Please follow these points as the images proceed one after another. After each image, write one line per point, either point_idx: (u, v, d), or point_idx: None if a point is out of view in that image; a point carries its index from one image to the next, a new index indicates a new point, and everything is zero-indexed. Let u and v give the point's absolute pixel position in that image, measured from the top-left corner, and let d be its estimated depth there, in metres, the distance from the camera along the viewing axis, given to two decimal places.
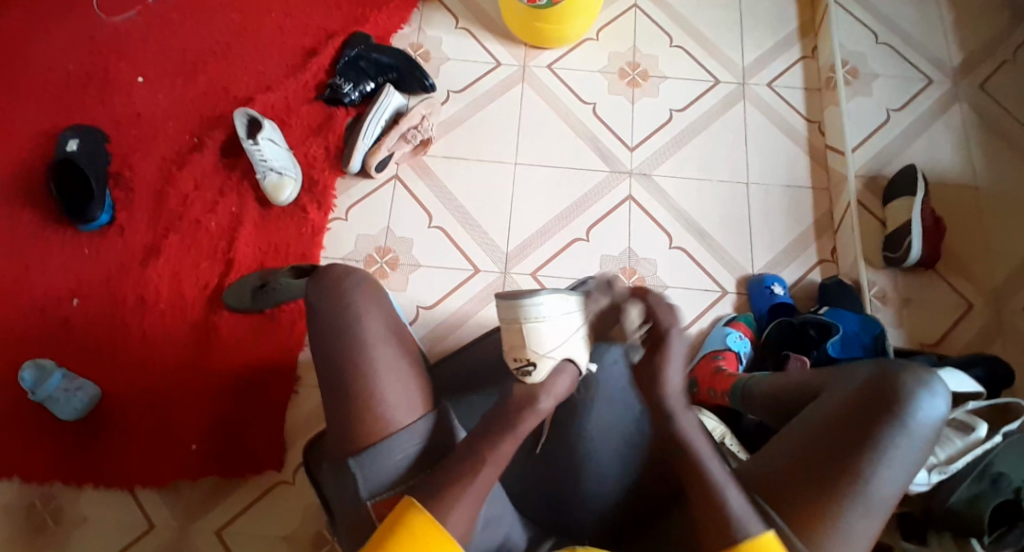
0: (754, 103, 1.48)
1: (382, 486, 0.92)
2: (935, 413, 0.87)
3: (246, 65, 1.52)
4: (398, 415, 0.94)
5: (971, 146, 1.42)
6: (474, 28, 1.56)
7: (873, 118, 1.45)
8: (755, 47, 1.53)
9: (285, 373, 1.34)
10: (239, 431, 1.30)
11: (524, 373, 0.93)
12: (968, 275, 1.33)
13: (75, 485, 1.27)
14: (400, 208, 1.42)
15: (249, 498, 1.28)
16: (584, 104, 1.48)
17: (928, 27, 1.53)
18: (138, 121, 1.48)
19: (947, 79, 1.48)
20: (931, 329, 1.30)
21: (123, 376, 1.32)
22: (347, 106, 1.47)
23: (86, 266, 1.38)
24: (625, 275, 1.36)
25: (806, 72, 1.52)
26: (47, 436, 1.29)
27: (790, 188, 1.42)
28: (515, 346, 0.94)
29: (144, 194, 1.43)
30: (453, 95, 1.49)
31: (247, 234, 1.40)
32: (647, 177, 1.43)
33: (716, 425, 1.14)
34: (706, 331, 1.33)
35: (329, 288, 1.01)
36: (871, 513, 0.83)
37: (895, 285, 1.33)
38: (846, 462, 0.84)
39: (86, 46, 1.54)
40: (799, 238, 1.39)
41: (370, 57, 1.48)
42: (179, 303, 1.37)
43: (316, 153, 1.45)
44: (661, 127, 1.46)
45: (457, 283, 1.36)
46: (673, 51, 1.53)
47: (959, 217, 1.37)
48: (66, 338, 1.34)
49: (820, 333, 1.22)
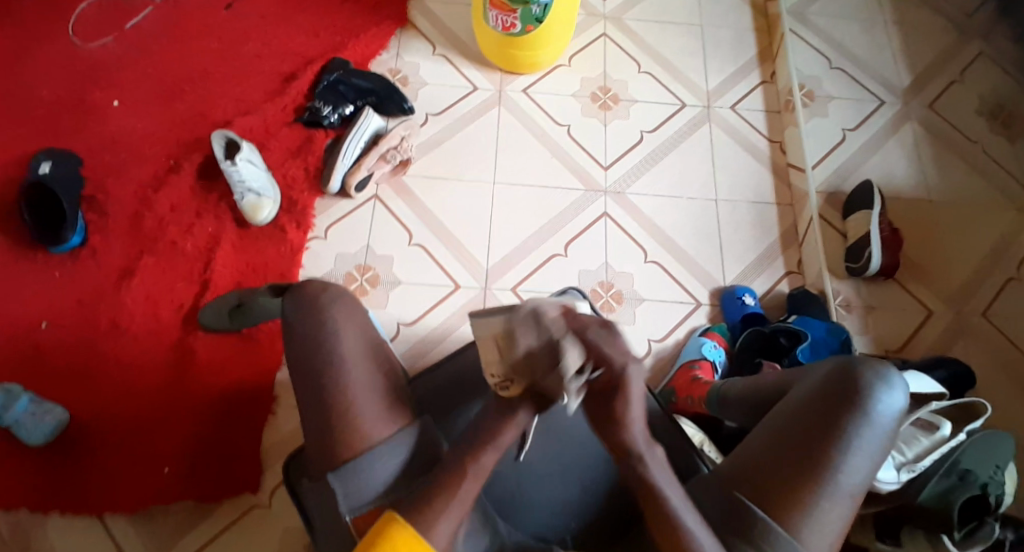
0: (719, 125, 1.56)
1: (363, 502, 0.90)
2: (895, 405, 0.91)
3: (225, 89, 1.54)
4: (376, 428, 0.92)
5: (922, 161, 1.51)
6: (451, 55, 1.61)
7: (830, 138, 1.53)
8: (718, 73, 1.62)
9: (263, 393, 1.32)
10: (213, 455, 1.27)
11: (503, 388, 0.90)
12: (926, 283, 1.40)
13: (39, 515, 1.22)
14: (379, 227, 1.43)
15: (222, 525, 1.24)
16: (559, 126, 1.54)
17: (878, 54, 1.64)
18: (113, 143, 1.48)
19: (898, 100, 1.58)
20: (895, 335, 1.36)
21: (92, 401, 1.28)
22: (326, 128, 1.50)
23: (57, 289, 1.36)
24: (603, 289, 1.40)
25: (766, 95, 1.60)
26: (11, 465, 1.24)
27: (756, 205, 1.49)
28: (490, 363, 0.90)
29: (118, 217, 1.42)
30: (432, 117, 1.53)
31: (224, 255, 1.39)
32: (621, 195, 1.48)
33: (696, 432, 1.16)
34: (683, 342, 1.36)
35: (307, 302, 1.01)
36: (839, 502, 0.87)
37: (859, 294, 1.40)
38: (814, 452, 0.88)
39: (60, 71, 1.54)
40: (767, 251, 1.45)
41: (349, 81, 1.51)
42: (154, 325, 1.35)
43: (295, 175, 1.46)
44: (633, 148, 1.52)
45: (438, 300, 1.38)
46: (642, 76, 1.60)
47: (914, 229, 1.45)
48: (34, 362, 1.30)
49: (790, 341, 1.26)
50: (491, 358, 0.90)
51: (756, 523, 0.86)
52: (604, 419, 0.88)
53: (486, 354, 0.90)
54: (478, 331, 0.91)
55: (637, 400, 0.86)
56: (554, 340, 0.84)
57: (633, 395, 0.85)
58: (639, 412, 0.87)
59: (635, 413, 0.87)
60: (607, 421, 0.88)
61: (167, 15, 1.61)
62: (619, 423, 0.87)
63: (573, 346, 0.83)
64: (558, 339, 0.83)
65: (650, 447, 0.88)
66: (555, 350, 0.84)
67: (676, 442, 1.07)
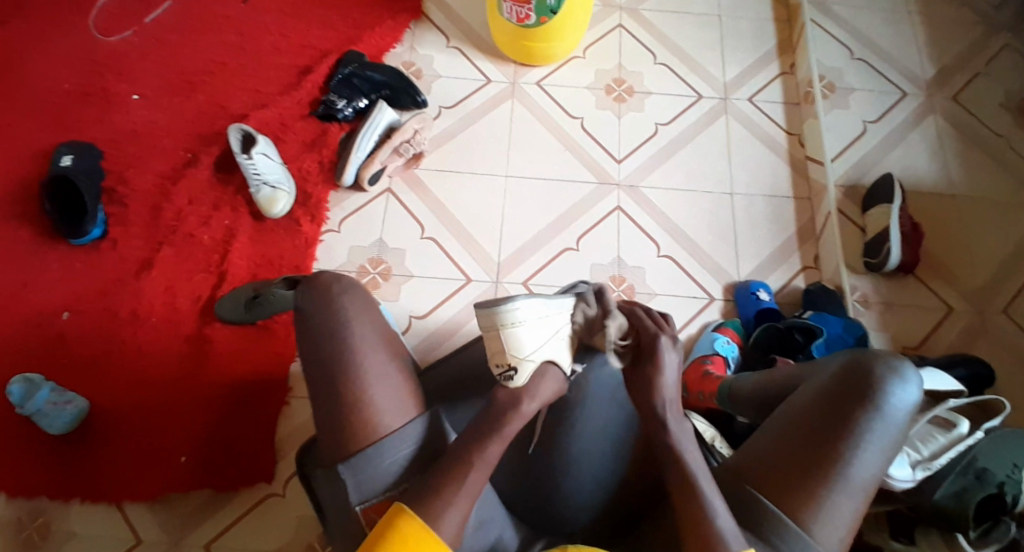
0: (736, 117, 1.53)
1: (374, 492, 0.92)
2: (908, 398, 0.89)
3: (241, 82, 1.55)
4: (388, 418, 0.93)
5: (946, 155, 1.47)
6: (464, 47, 1.60)
7: (851, 130, 1.50)
8: (736, 64, 1.59)
9: (278, 384, 1.34)
10: (229, 443, 1.29)
11: (507, 378, 0.93)
12: (947, 279, 1.37)
13: (63, 500, 1.26)
14: (392, 220, 1.44)
15: (239, 512, 1.27)
16: (572, 119, 1.53)
17: (901, 44, 1.60)
18: (133, 137, 1.50)
19: (921, 92, 1.54)
20: (913, 332, 1.33)
21: (113, 389, 1.31)
22: (341, 121, 1.51)
23: (79, 279, 1.39)
24: (615, 283, 1.39)
25: (785, 87, 1.57)
26: (35, 451, 1.27)
27: (773, 199, 1.46)
28: (495, 353, 0.95)
29: (137, 209, 1.44)
30: (445, 110, 1.53)
31: (240, 247, 1.41)
32: (635, 189, 1.46)
33: (707, 428, 1.14)
34: (696, 337, 1.35)
35: (318, 291, 1.01)
36: (852, 496, 0.85)
37: (877, 289, 1.37)
38: (826, 446, 0.87)
39: (82, 65, 1.56)
40: (783, 246, 1.42)
41: (363, 74, 1.52)
42: (172, 316, 1.37)
43: (309, 167, 1.47)
44: (648, 141, 1.51)
45: (449, 293, 1.38)
46: (658, 68, 1.58)
47: (936, 224, 1.41)
48: (57, 351, 1.33)
49: (806, 337, 1.24)
50: (496, 348, 0.95)
51: (767, 518, 0.85)
52: (642, 386, 0.93)
53: (490, 345, 0.95)
54: (484, 322, 0.94)
55: (670, 368, 0.93)
56: (603, 313, 0.96)
57: (668, 358, 0.93)
58: (673, 381, 0.93)
59: (669, 380, 0.93)
60: (641, 387, 0.94)
61: (185, 9, 1.63)
62: (653, 386, 0.92)
63: (618, 316, 0.96)
64: (608, 310, 0.96)
65: (679, 420, 0.92)
66: (602, 320, 0.96)
67: (684, 439, 1.05)
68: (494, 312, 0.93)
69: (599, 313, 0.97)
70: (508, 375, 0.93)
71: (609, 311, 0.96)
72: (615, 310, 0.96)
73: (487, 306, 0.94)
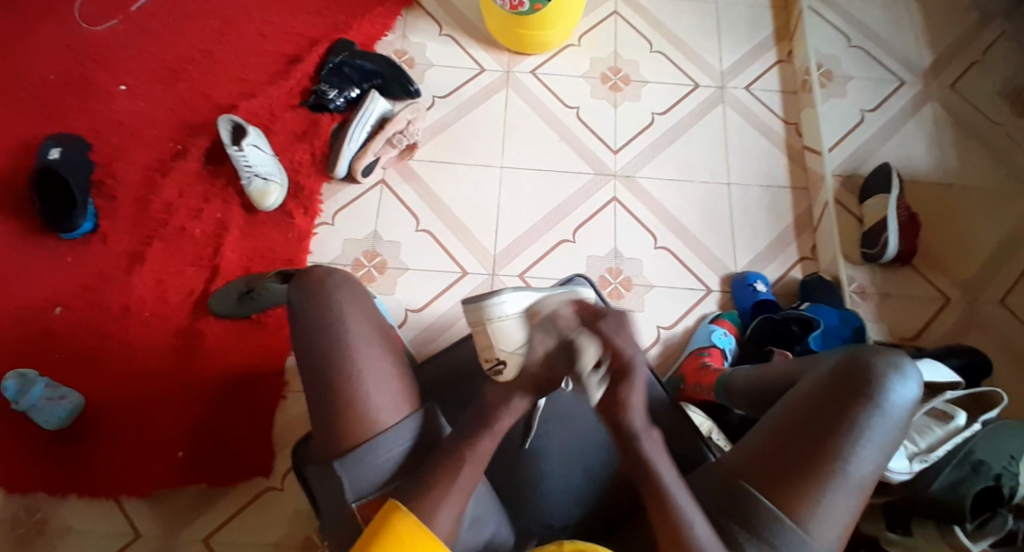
0: (733, 106, 1.52)
1: (369, 489, 0.90)
2: (907, 395, 0.89)
3: (230, 72, 1.52)
4: (382, 415, 0.92)
5: (943, 144, 1.47)
6: (457, 35, 1.58)
7: (848, 119, 1.49)
8: (732, 52, 1.57)
9: (273, 378, 1.33)
10: (224, 438, 1.28)
11: (497, 372, 0.94)
12: (944, 270, 1.37)
13: (57, 496, 1.25)
14: (387, 212, 1.42)
15: (235, 506, 1.26)
16: (568, 108, 1.51)
17: (899, 31, 1.58)
18: (121, 128, 1.48)
19: (919, 80, 1.53)
20: (910, 323, 1.33)
21: (106, 384, 1.30)
22: (332, 111, 1.48)
23: (69, 274, 1.37)
24: (611, 275, 1.38)
25: (782, 75, 1.56)
26: (28, 447, 1.26)
27: (770, 189, 1.45)
28: (484, 347, 0.95)
29: (127, 202, 1.42)
30: (439, 100, 1.51)
31: (231, 240, 1.39)
32: (631, 179, 1.45)
33: (704, 420, 1.15)
34: (692, 329, 1.35)
35: (311, 288, 0.99)
36: (849, 493, 0.86)
37: (874, 280, 1.37)
38: (824, 442, 0.86)
39: (67, 54, 1.53)
40: (779, 236, 1.42)
41: (354, 63, 1.49)
42: (164, 310, 1.36)
43: (301, 158, 1.45)
44: (643, 131, 1.49)
45: (444, 286, 1.37)
46: (654, 56, 1.56)
47: (933, 214, 1.41)
48: (49, 347, 1.32)
49: (803, 329, 1.23)
50: (485, 343, 0.95)
51: (764, 514, 0.85)
52: (608, 407, 0.89)
53: (479, 341, 0.95)
54: (471, 316, 0.95)
55: (640, 387, 0.88)
56: (566, 338, 0.87)
57: (637, 380, 0.87)
58: (641, 399, 0.89)
59: (637, 400, 0.89)
60: (610, 408, 0.89)
61: None
62: (622, 406, 0.88)
63: (588, 341, 0.85)
64: (573, 336, 0.86)
65: (648, 430, 0.88)
66: (569, 348, 0.86)
67: (681, 434, 1.05)
68: (478, 306, 0.94)
69: (562, 344, 0.87)
70: (498, 369, 0.94)
71: (572, 337, 0.86)
72: (581, 336, 0.85)
73: (474, 301, 0.95)
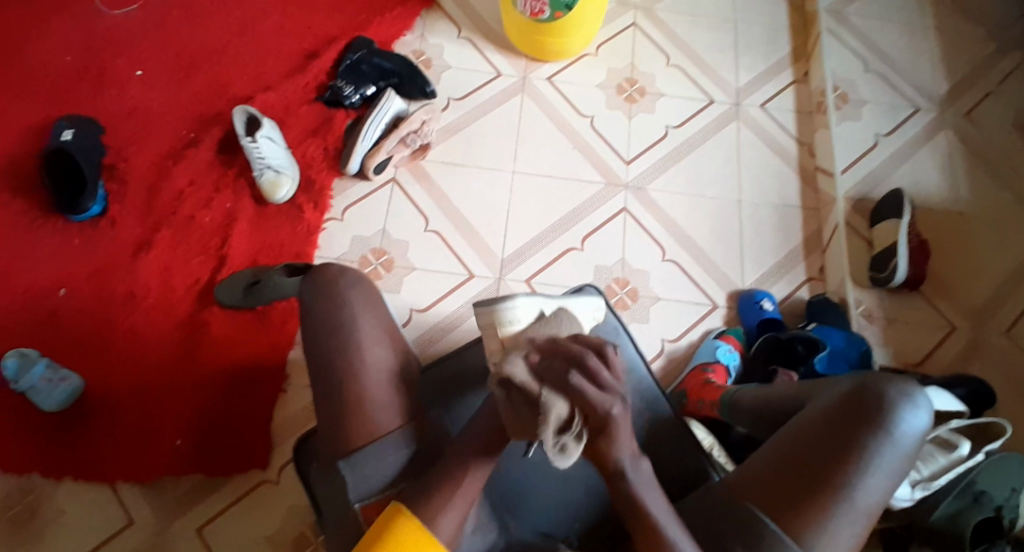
0: (747, 124, 1.52)
1: (371, 491, 0.90)
2: (918, 424, 0.89)
3: (247, 63, 1.53)
4: (390, 417, 0.92)
5: (955, 172, 1.47)
6: (476, 39, 1.58)
7: (862, 142, 1.49)
8: (748, 70, 1.58)
9: (274, 371, 1.33)
10: (222, 430, 1.28)
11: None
12: (951, 297, 1.37)
13: (51, 479, 1.24)
14: (397, 211, 1.42)
15: (230, 499, 1.25)
16: (582, 117, 1.51)
17: (915, 58, 1.58)
18: (136, 113, 1.48)
19: (933, 107, 1.54)
20: (915, 348, 1.33)
21: (106, 369, 1.30)
22: (348, 108, 1.49)
23: (76, 256, 1.37)
24: (618, 285, 1.38)
25: (797, 96, 1.56)
26: (25, 428, 1.26)
27: (781, 208, 1.45)
28: (494, 352, 0.95)
29: (137, 187, 1.42)
30: (454, 102, 1.51)
31: (240, 231, 1.39)
32: (642, 191, 1.45)
33: (706, 435, 1.14)
34: (697, 343, 1.35)
35: (325, 284, 0.99)
36: (855, 520, 0.85)
37: (881, 305, 1.37)
38: (832, 466, 0.86)
39: (85, 38, 1.54)
40: (788, 257, 1.42)
41: (372, 61, 1.50)
42: (169, 298, 1.35)
43: (314, 153, 1.45)
44: (656, 144, 1.49)
45: (450, 288, 1.37)
46: (670, 70, 1.57)
47: (943, 241, 1.41)
48: (51, 327, 1.31)
49: (807, 349, 1.23)
50: (495, 346, 0.95)
51: (768, 537, 0.85)
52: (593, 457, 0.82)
53: (488, 345, 0.95)
54: (483, 319, 0.96)
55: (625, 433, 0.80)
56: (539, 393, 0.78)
57: (620, 433, 0.79)
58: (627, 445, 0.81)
59: (622, 442, 0.81)
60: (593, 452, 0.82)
61: None
62: (604, 454, 0.81)
63: (556, 400, 0.76)
64: (541, 395, 0.77)
65: (634, 463, 0.83)
66: (540, 410, 0.77)
67: (684, 449, 1.05)
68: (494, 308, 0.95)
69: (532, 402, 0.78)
70: None
71: (543, 401, 0.77)
72: (550, 395, 0.76)
73: (486, 304, 0.96)
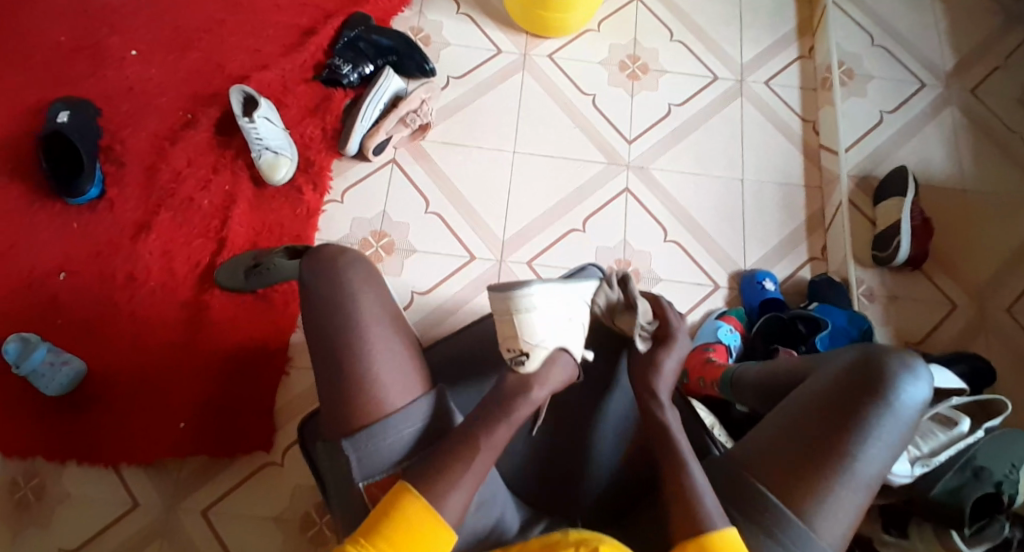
0: (751, 100, 1.50)
1: (379, 468, 0.90)
2: (918, 396, 0.89)
3: (242, 41, 1.50)
4: (393, 395, 0.92)
5: (960, 149, 1.45)
6: (475, 14, 1.55)
7: (867, 119, 1.47)
8: (753, 45, 1.55)
9: (279, 354, 1.33)
10: (226, 412, 1.28)
11: (518, 362, 0.94)
12: (954, 277, 1.36)
13: (57, 462, 1.25)
14: (396, 192, 1.41)
15: (236, 479, 1.27)
16: (584, 95, 1.49)
17: (922, 32, 1.56)
18: (130, 94, 1.46)
19: (940, 82, 1.51)
20: (917, 327, 1.33)
21: (109, 352, 1.30)
22: (345, 87, 1.46)
23: (75, 240, 1.36)
24: (620, 266, 1.37)
25: (802, 71, 1.54)
26: (31, 412, 1.26)
27: (784, 187, 1.44)
28: (506, 337, 0.95)
29: (133, 169, 1.41)
30: (453, 80, 1.49)
31: (240, 214, 1.38)
32: (645, 170, 1.44)
33: (708, 415, 1.14)
34: (698, 324, 1.34)
35: (325, 266, 0.98)
36: (855, 490, 0.85)
37: (883, 283, 1.36)
38: (833, 437, 0.86)
39: (77, 17, 1.51)
40: (790, 236, 1.41)
41: (369, 38, 1.47)
42: (169, 281, 1.35)
43: (312, 134, 1.44)
44: (659, 121, 1.48)
45: (451, 270, 1.36)
46: (673, 45, 1.54)
47: (946, 217, 1.40)
48: (51, 312, 1.31)
49: (809, 328, 1.24)
50: (509, 332, 0.95)
51: (768, 508, 0.85)
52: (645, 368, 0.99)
53: (504, 331, 0.95)
54: (497, 306, 0.95)
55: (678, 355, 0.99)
56: (628, 299, 1.02)
57: (676, 350, 0.99)
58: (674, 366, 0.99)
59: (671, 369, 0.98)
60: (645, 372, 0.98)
61: None
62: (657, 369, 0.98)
63: (643, 302, 1.02)
64: (633, 297, 1.02)
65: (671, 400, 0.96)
66: (630, 306, 1.01)
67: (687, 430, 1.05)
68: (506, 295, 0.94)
69: (622, 302, 1.02)
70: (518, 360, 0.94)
71: (636, 299, 1.02)
72: (638, 296, 1.02)
73: (501, 290, 0.95)
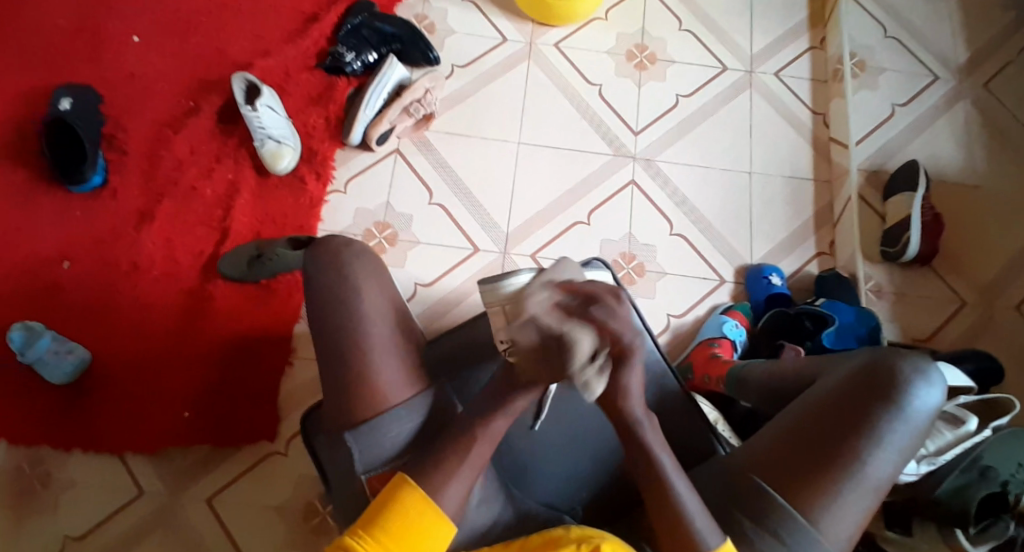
0: (760, 91, 1.48)
1: (378, 460, 0.90)
2: (931, 401, 0.87)
3: (245, 27, 1.48)
4: (394, 392, 0.92)
5: (972, 144, 1.43)
6: (480, 1, 1.53)
7: (878, 112, 1.45)
8: (763, 35, 1.52)
9: (282, 345, 1.33)
10: (229, 403, 1.29)
11: (509, 354, 0.90)
12: (963, 274, 1.35)
13: (63, 449, 1.26)
14: (399, 183, 1.40)
15: (240, 469, 1.27)
16: (590, 85, 1.47)
17: (936, 23, 1.52)
18: (132, 81, 1.45)
19: (953, 76, 1.48)
20: (924, 325, 1.32)
21: (113, 341, 1.30)
22: (349, 75, 1.45)
23: (78, 228, 1.36)
24: (624, 260, 1.36)
25: (813, 61, 1.51)
26: (37, 400, 1.27)
27: (792, 180, 1.42)
28: (499, 328, 0.92)
29: (136, 157, 1.40)
30: (458, 69, 1.47)
31: (243, 203, 1.37)
32: (651, 162, 1.42)
33: (711, 410, 1.12)
34: (702, 318, 1.33)
35: (330, 260, 0.98)
36: (862, 494, 0.84)
37: (892, 279, 1.35)
38: (841, 440, 0.85)
39: (79, 1, 1.49)
40: (798, 230, 1.39)
41: (372, 25, 1.45)
42: (172, 270, 1.35)
43: (315, 123, 1.42)
44: (666, 113, 1.45)
45: (454, 263, 1.36)
46: (681, 35, 1.51)
47: (956, 213, 1.38)
48: (55, 300, 1.31)
49: (816, 324, 1.22)
50: (500, 324, 0.92)
51: (773, 511, 0.85)
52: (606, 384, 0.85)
53: (494, 321, 0.93)
54: (489, 298, 0.94)
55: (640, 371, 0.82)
56: (559, 334, 0.77)
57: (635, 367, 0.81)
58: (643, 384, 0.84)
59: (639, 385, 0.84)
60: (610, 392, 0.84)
61: None
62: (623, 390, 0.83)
63: (581, 335, 0.76)
64: (563, 331, 0.77)
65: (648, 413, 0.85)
66: (563, 344, 0.77)
67: (693, 426, 1.04)
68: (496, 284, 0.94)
69: (553, 341, 0.78)
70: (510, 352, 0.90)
71: (569, 339, 0.77)
72: (575, 330, 0.76)
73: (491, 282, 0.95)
